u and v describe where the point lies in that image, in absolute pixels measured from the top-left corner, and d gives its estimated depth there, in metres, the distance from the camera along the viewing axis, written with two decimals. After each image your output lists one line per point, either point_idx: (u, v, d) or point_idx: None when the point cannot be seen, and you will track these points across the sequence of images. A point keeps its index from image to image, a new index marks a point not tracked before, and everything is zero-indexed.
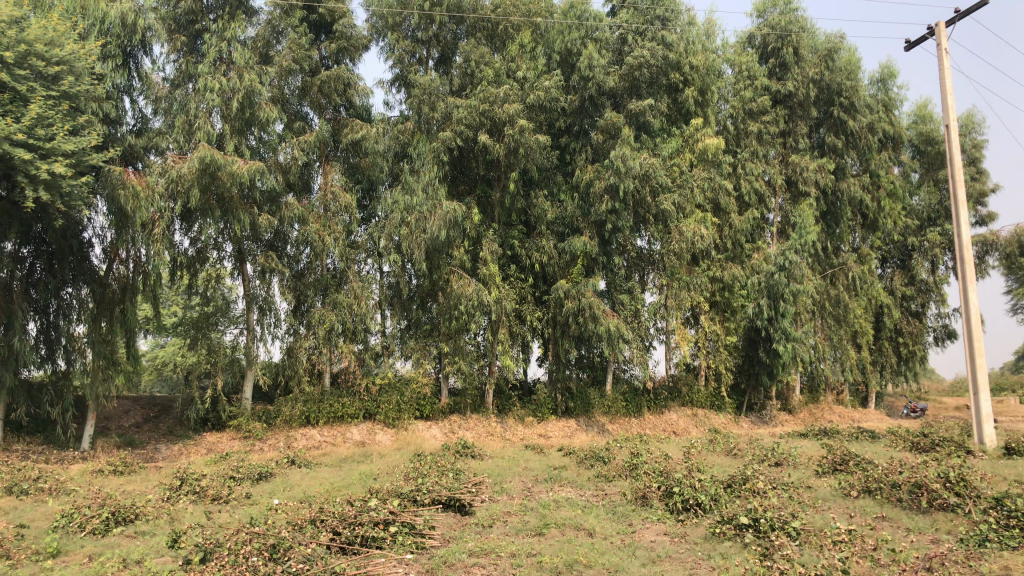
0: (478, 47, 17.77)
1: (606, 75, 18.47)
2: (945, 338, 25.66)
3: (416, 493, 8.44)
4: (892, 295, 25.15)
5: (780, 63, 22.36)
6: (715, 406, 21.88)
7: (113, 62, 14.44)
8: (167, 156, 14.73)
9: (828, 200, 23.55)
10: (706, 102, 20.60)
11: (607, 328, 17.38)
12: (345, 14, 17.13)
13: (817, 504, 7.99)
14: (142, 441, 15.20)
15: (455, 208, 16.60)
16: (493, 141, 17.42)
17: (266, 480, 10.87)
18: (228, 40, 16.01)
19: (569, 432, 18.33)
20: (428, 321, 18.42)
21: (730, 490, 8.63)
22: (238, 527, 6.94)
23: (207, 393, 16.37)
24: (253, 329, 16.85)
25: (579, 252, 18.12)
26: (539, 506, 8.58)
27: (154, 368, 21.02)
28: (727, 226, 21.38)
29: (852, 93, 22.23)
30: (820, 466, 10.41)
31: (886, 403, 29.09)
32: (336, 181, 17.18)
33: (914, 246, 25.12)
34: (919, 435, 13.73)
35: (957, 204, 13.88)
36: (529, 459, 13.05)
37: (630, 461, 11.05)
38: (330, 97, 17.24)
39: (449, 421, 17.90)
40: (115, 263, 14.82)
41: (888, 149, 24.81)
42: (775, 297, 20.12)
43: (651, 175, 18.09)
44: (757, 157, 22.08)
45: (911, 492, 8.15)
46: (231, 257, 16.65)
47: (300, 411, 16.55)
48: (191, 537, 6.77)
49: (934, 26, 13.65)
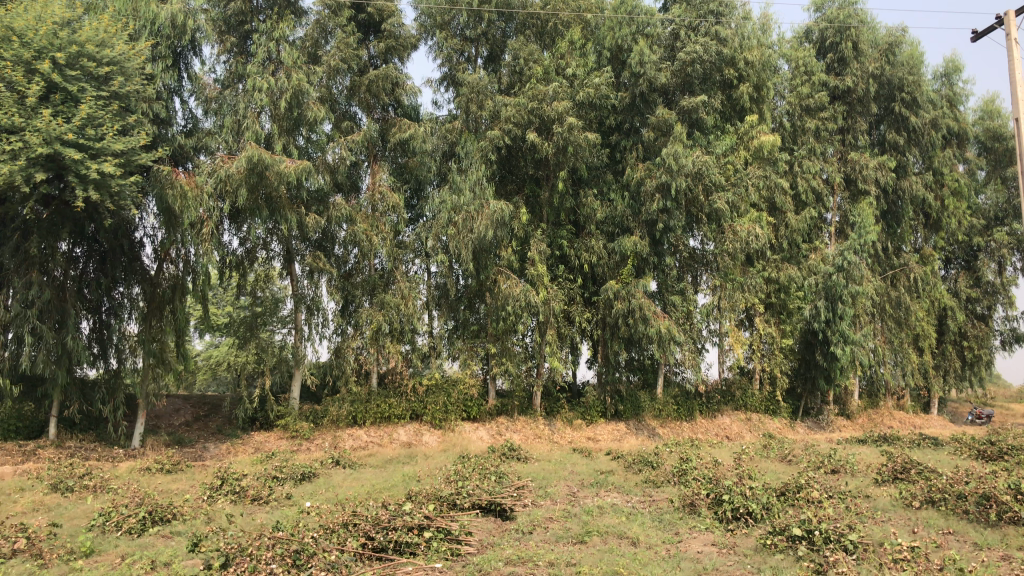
0: (527, 45, 17.59)
1: (657, 71, 18.12)
2: (1013, 342, 24.65)
3: (456, 496, 8.22)
4: (957, 297, 24.26)
5: (838, 58, 21.75)
6: (770, 411, 21.31)
7: (163, 63, 14.58)
8: (217, 157, 14.76)
9: (888, 199, 22.83)
10: (762, 98, 20.08)
11: (657, 330, 17.03)
12: (394, 13, 17.10)
13: (876, 516, 7.57)
14: (190, 440, 15.29)
15: (502, 207, 16.42)
16: (542, 140, 17.23)
17: (308, 480, 10.78)
18: (276, 40, 15.97)
19: (619, 435, 18.00)
20: (475, 322, 18.15)
21: (783, 499, 8.24)
22: (274, 530, 6.83)
23: (255, 393, 16.38)
24: (301, 328, 16.85)
25: (629, 252, 17.78)
26: (583, 512, 8.33)
27: (208, 368, 21.29)
28: (783, 225, 20.77)
29: (915, 88, 21.59)
30: (879, 474, 9.94)
31: (950, 408, 28.08)
32: (384, 181, 17.11)
33: (980, 246, 24.19)
34: (986, 443, 13.11)
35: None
36: (576, 463, 12.78)
37: (679, 467, 10.70)
38: (378, 97, 17.21)
39: (496, 423, 17.70)
40: (165, 263, 14.96)
41: (952, 146, 23.94)
42: (833, 299, 19.53)
43: (704, 173, 17.66)
44: (815, 154, 21.42)
45: (979, 504, 7.70)
46: (280, 258, 16.71)
47: (347, 411, 16.50)
48: (213, 542, 6.66)
49: (1003, 14, 13.00)
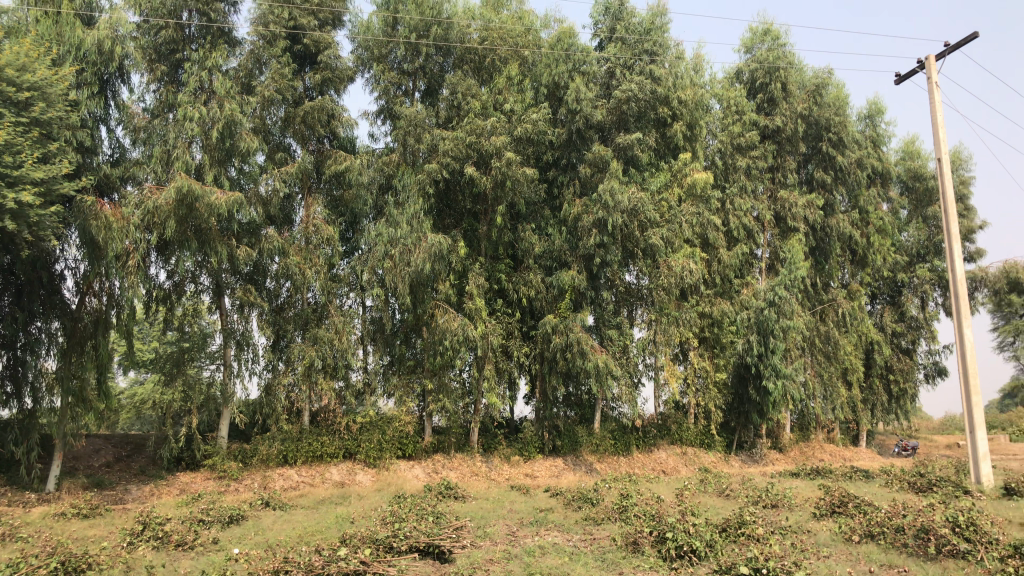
0: (465, 80, 17.60)
1: (593, 108, 18.28)
2: (936, 375, 25.37)
3: (393, 538, 7.95)
4: (882, 332, 24.89)
5: (768, 98, 22.34)
6: (704, 445, 21.44)
7: (88, 90, 14.12)
8: (144, 188, 14.27)
9: (817, 236, 23.39)
10: (694, 137, 20.46)
11: (595, 364, 16.99)
12: (331, 45, 16.96)
13: (819, 551, 7.57)
14: (111, 482, 14.59)
15: (440, 241, 16.26)
16: (480, 173, 17.20)
17: (237, 524, 10.33)
18: (209, 69, 15.73)
19: (556, 471, 17.85)
20: (412, 357, 17.96)
21: (726, 536, 8.20)
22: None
23: (181, 432, 15.73)
24: (230, 364, 16.39)
25: (567, 286, 17.78)
26: (524, 552, 8.12)
27: (132, 406, 20.52)
28: (716, 261, 21.07)
29: (841, 129, 22.23)
30: (817, 508, 9.99)
31: (878, 441, 28.70)
32: (319, 214, 16.85)
33: (904, 282, 24.98)
34: (916, 475, 13.37)
35: (951, 237, 13.62)
36: (514, 501, 12.57)
37: (619, 503, 10.58)
38: (313, 128, 16.93)
39: (432, 461, 17.38)
40: (88, 296, 14.35)
41: (876, 185, 24.70)
42: (765, 333, 19.82)
43: (639, 210, 17.79)
44: (746, 192, 21.85)
45: (918, 537, 7.78)
46: (209, 291, 16.26)
47: (278, 449, 16.00)
48: None
49: (924, 59, 13.63)
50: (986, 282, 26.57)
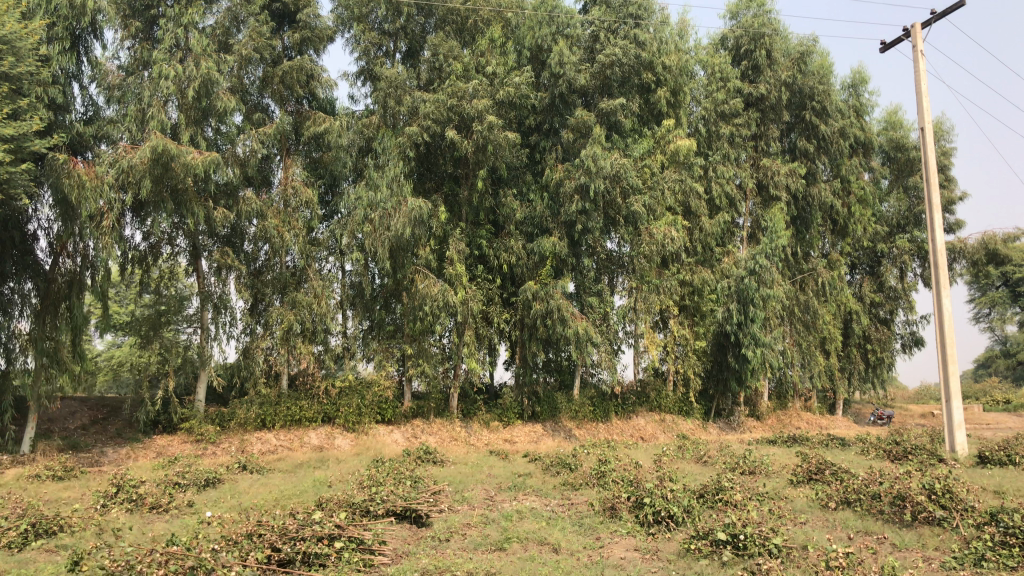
0: (446, 41, 17.38)
1: (576, 72, 18.08)
2: (913, 345, 25.57)
3: (370, 502, 7.91)
4: (861, 302, 25.01)
5: (752, 66, 22.17)
6: (683, 412, 21.55)
7: (60, 45, 13.74)
8: (118, 146, 13.96)
9: (798, 205, 23.39)
10: (678, 103, 20.32)
11: (575, 331, 16.99)
12: (310, 4, 16.62)
13: (796, 517, 7.60)
14: (86, 444, 14.44)
15: (421, 205, 16.07)
16: (461, 137, 16.99)
17: (213, 487, 10.26)
18: (185, 26, 15.34)
19: (535, 437, 17.89)
20: (391, 322, 17.83)
21: (703, 502, 8.23)
22: (166, 545, 6.37)
23: (157, 395, 15.53)
24: (207, 328, 16.15)
25: (548, 253, 17.67)
26: (501, 517, 8.10)
27: (109, 369, 20.29)
28: (697, 229, 21.02)
29: (824, 97, 22.14)
30: (794, 475, 10.05)
31: (854, 409, 28.95)
32: (297, 176, 16.59)
33: (884, 252, 25.08)
34: (891, 443, 13.51)
35: (932, 207, 13.61)
36: (492, 466, 12.56)
37: (598, 469, 10.59)
38: (292, 89, 16.62)
39: (412, 426, 17.34)
40: (61, 257, 14.08)
41: (859, 154, 24.62)
42: (745, 302, 19.84)
43: (622, 176, 17.64)
44: (729, 160, 21.76)
45: (893, 504, 7.84)
46: (186, 253, 16.02)
47: (255, 413, 15.89)
48: (94, 559, 6.11)
49: (910, 27, 13.54)
50: (965, 253, 26.74)
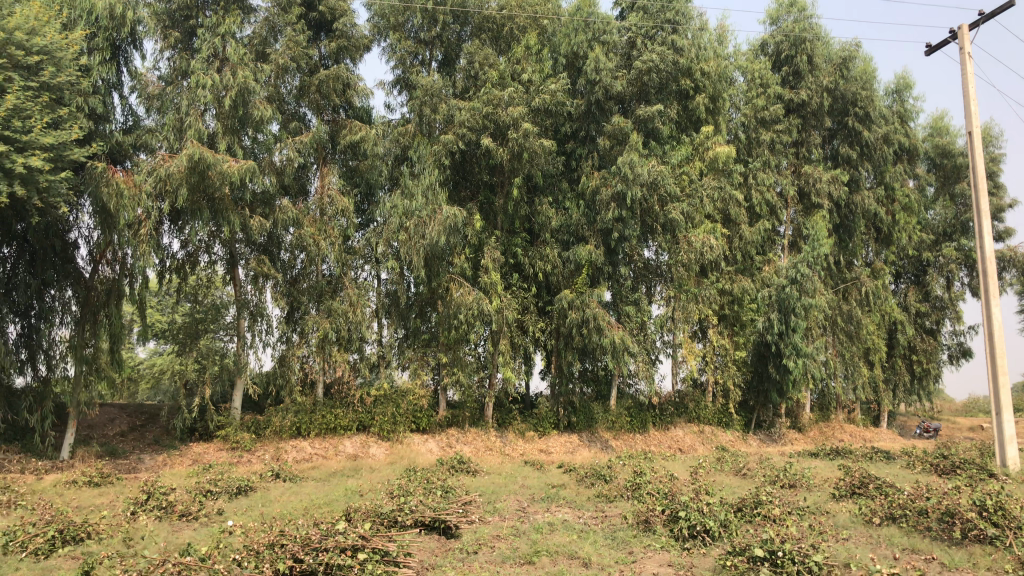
0: (482, 49, 17.39)
1: (613, 79, 17.93)
2: (960, 356, 24.90)
3: (398, 513, 7.82)
4: (906, 312, 24.41)
5: (793, 71, 21.84)
6: (722, 423, 21.19)
7: (100, 56, 13.93)
8: (157, 155, 14.08)
9: (841, 212, 22.82)
10: (717, 110, 20.05)
11: (611, 340, 16.74)
12: (346, 13, 16.69)
13: (839, 533, 7.32)
14: (124, 451, 14.53)
15: (455, 213, 15.98)
16: (496, 145, 16.90)
17: (245, 495, 10.22)
18: (222, 36, 15.42)
19: (571, 448, 17.68)
20: (427, 331, 17.80)
21: (740, 516, 8.00)
22: (185, 556, 6.31)
23: (195, 402, 15.60)
24: (243, 336, 16.19)
25: (584, 261, 17.49)
26: (532, 529, 7.94)
27: (151, 376, 20.55)
28: (737, 237, 20.64)
29: (868, 103, 21.64)
30: (836, 489, 9.74)
31: (899, 422, 28.29)
32: (334, 184, 16.62)
33: (929, 261, 24.48)
34: (939, 457, 13.09)
35: (980, 213, 13.19)
36: (526, 476, 12.40)
37: (633, 481, 10.37)
38: (328, 98, 16.71)
39: (446, 435, 17.22)
40: (100, 265, 14.28)
41: (903, 161, 24.10)
42: (786, 311, 19.46)
43: (659, 183, 17.41)
44: (769, 166, 21.43)
45: (942, 521, 7.52)
46: (222, 262, 16.22)
47: (291, 422, 15.86)
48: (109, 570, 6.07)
49: (957, 29, 13.19)
50: (1015, 262, 25.99)
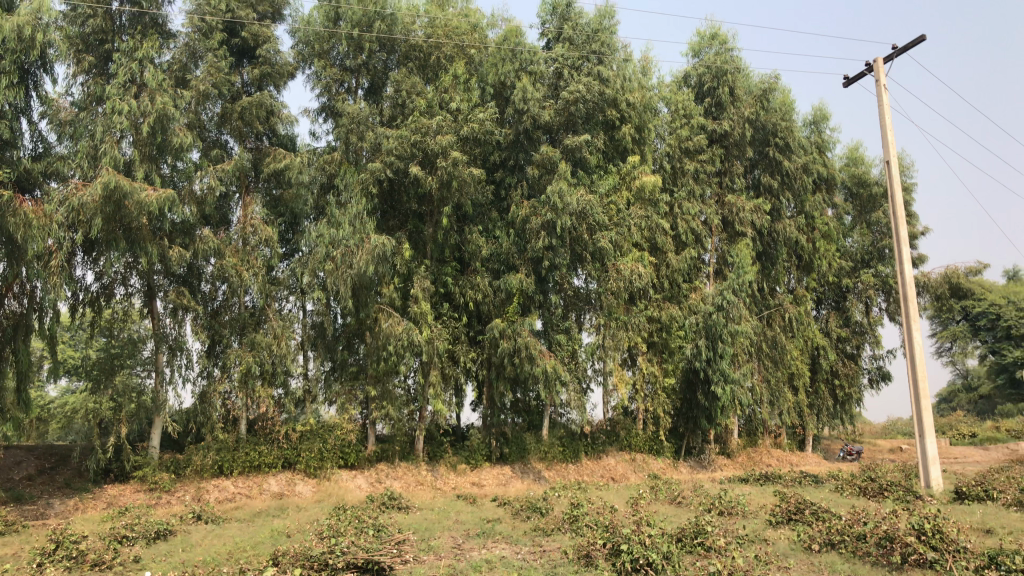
0: (409, 78, 17.30)
1: (541, 108, 17.97)
2: (880, 379, 25.56)
3: (329, 555, 7.47)
4: (828, 337, 24.97)
5: (715, 103, 22.30)
6: (653, 451, 21.19)
7: (7, 79, 13.21)
8: (69, 183, 13.42)
9: (763, 241, 23.34)
10: (643, 140, 20.28)
11: (543, 369, 16.61)
12: (270, 39, 16.39)
13: (781, 562, 7.29)
14: (32, 495, 13.68)
15: (383, 242, 15.74)
16: (425, 174, 16.71)
17: (164, 540, 9.67)
18: (139, 61, 14.88)
19: (504, 480, 17.42)
20: (354, 363, 17.35)
21: (681, 546, 7.94)
22: None
23: (109, 442, 14.81)
24: (162, 371, 15.54)
25: (515, 290, 17.38)
26: (470, 568, 7.66)
27: (62, 416, 19.59)
28: (664, 265, 20.80)
29: (787, 134, 22.25)
30: (773, 516, 9.75)
31: (823, 446, 28.82)
32: (257, 214, 16.17)
33: (849, 287, 25.13)
34: (867, 480, 13.27)
35: (899, 240, 13.50)
36: (460, 511, 12.07)
37: (570, 513, 10.18)
38: (252, 125, 16.32)
39: (376, 470, 16.79)
40: (6, 298, 13.48)
41: (821, 190, 24.80)
42: (713, 338, 19.66)
43: (588, 212, 17.47)
44: (694, 196, 21.69)
45: (881, 546, 7.56)
46: (139, 294, 15.50)
47: (212, 460, 15.22)
48: None
49: (873, 61, 13.57)
50: (928, 287, 26.89)
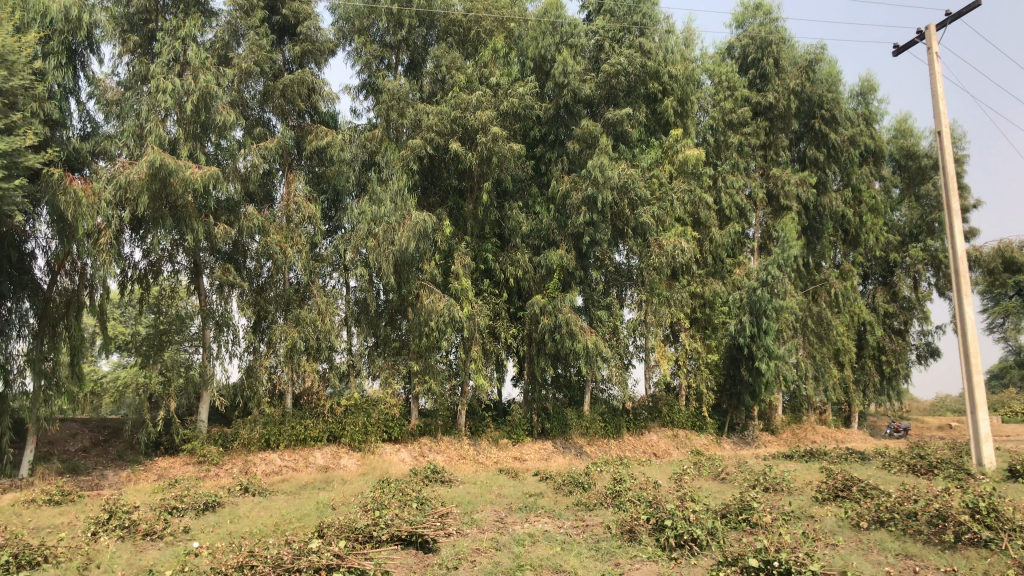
0: (450, 53, 17.18)
1: (582, 82, 17.80)
2: (928, 355, 25.08)
3: (374, 527, 7.55)
4: (875, 312, 24.54)
5: (760, 74, 21.89)
6: (696, 427, 21.08)
7: (56, 60, 13.45)
8: (116, 162, 13.62)
9: (809, 214, 22.91)
10: (686, 113, 19.98)
11: (585, 345, 16.57)
12: (310, 16, 16.41)
13: (829, 539, 7.22)
14: (87, 467, 14.04)
15: (425, 219, 15.85)
16: (465, 149, 16.65)
17: (213, 511, 9.86)
18: (183, 40, 15.03)
19: (546, 455, 17.47)
20: (397, 339, 17.25)
21: (726, 522, 7.91)
22: None
23: (159, 416, 15.14)
24: (209, 346, 15.82)
25: (556, 266, 17.32)
26: (513, 541, 7.70)
27: (114, 390, 20.07)
28: (707, 240, 20.58)
29: (834, 105, 21.77)
30: (819, 492, 9.64)
31: (869, 422, 28.43)
32: (300, 191, 16.26)
33: (896, 262, 24.65)
34: (916, 457, 13.05)
35: (950, 213, 13.13)
36: (502, 485, 12.12)
37: (612, 488, 10.18)
38: (294, 102, 16.38)
39: (419, 444, 16.93)
40: (59, 275, 13.76)
41: (869, 163, 24.29)
42: (758, 314, 19.42)
43: (629, 187, 17.31)
44: (738, 169, 21.36)
45: (932, 524, 7.45)
46: (186, 271, 15.69)
47: (259, 434, 15.47)
48: None
49: (924, 29, 13.15)
50: (980, 262, 26.26)
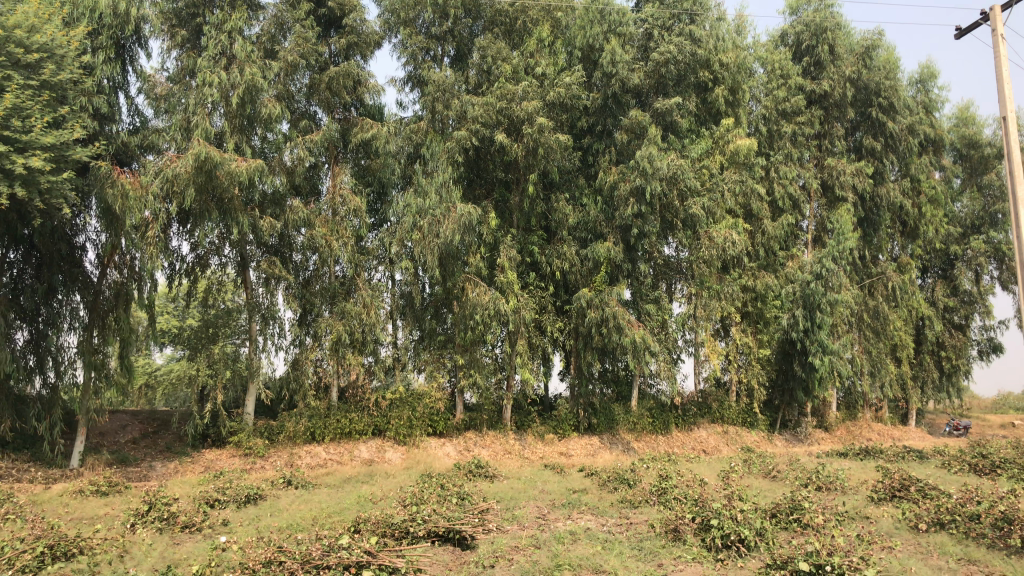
0: (495, 43, 16.84)
1: (630, 71, 17.44)
2: (990, 351, 24.22)
3: (409, 523, 7.45)
4: (934, 307, 23.79)
5: (814, 62, 21.32)
6: (747, 423, 20.66)
7: (104, 54, 13.59)
8: (164, 155, 13.70)
9: (865, 206, 22.24)
10: (737, 102, 19.46)
11: (632, 340, 16.23)
12: (356, 8, 16.33)
13: (886, 541, 6.90)
14: (136, 458, 14.23)
15: (470, 210, 15.49)
16: (511, 141, 16.42)
17: (254, 504, 9.83)
18: (229, 33, 15.07)
19: (592, 450, 17.22)
20: (443, 332, 17.30)
21: (776, 522, 7.63)
22: None
23: (206, 408, 15.26)
24: (255, 339, 15.75)
25: (602, 259, 16.98)
26: (552, 539, 7.49)
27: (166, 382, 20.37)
28: (760, 232, 20.06)
29: (892, 93, 21.07)
30: (874, 492, 9.27)
31: (928, 420, 27.61)
32: (346, 184, 16.19)
33: (957, 255, 23.81)
34: (978, 456, 12.51)
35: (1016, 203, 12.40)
36: (546, 481, 11.93)
37: (658, 485, 9.92)
38: (339, 95, 16.33)
39: (464, 438, 16.84)
40: (109, 269, 13.83)
41: (929, 152, 23.49)
42: (811, 308, 18.92)
43: (679, 177, 16.94)
44: (791, 159, 20.78)
45: (997, 527, 7.08)
46: (233, 264, 15.74)
47: (305, 426, 15.49)
48: None
49: (989, 10, 12.41)
50: None
